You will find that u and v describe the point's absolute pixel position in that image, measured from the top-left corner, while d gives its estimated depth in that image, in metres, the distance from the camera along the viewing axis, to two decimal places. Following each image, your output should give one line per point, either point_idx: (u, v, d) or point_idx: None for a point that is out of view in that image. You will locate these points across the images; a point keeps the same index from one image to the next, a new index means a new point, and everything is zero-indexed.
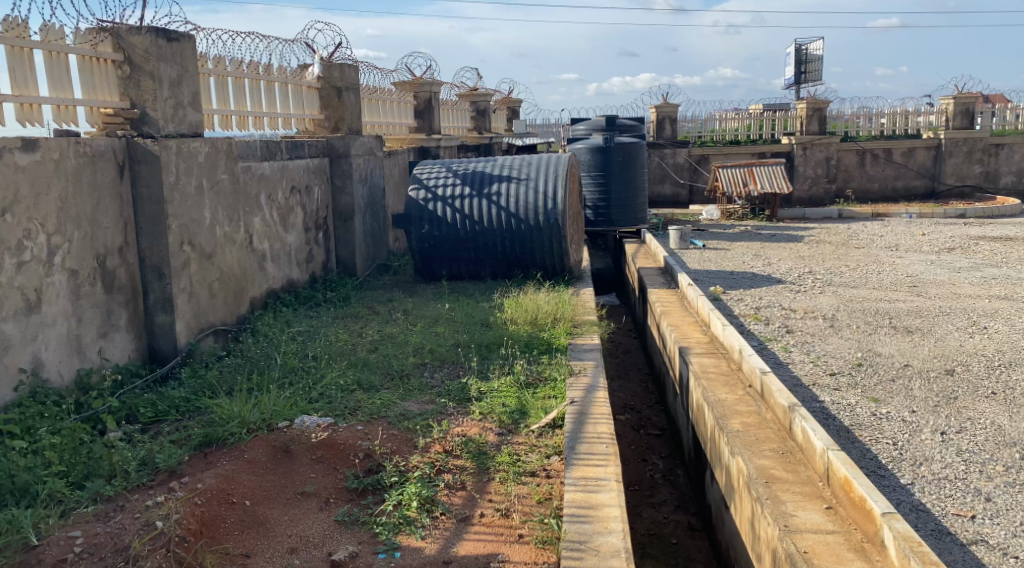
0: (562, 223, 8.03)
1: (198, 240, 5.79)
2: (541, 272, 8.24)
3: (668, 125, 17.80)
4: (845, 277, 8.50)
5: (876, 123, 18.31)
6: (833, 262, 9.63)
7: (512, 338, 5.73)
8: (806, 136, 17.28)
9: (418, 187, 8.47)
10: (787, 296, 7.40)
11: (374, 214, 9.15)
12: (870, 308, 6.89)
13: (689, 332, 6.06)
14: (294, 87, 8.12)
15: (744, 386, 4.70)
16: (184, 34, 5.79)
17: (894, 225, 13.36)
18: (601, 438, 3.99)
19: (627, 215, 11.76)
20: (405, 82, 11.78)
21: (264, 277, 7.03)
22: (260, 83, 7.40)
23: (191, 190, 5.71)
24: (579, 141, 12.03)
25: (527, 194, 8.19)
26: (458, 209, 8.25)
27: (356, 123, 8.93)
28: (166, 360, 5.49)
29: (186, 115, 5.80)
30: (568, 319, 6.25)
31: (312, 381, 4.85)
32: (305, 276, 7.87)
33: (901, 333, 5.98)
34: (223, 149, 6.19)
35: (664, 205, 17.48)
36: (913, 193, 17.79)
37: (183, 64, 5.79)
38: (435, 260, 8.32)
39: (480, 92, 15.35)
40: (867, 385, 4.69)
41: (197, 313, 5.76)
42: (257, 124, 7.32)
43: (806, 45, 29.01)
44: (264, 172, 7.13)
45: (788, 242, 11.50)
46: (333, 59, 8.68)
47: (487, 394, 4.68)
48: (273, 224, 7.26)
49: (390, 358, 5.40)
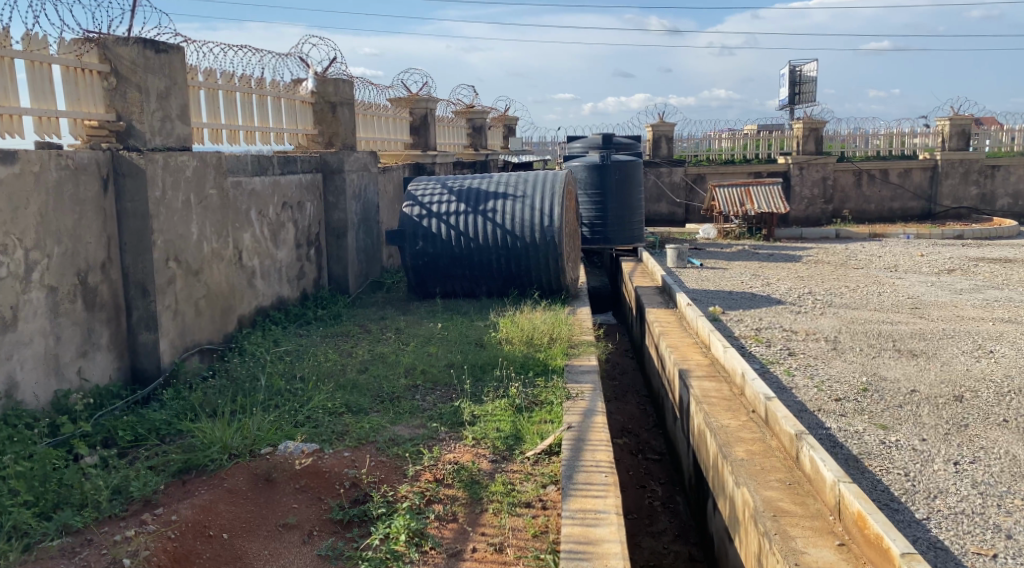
0: (559, 241, 7.89)
1: (184, 256, 5.62)
2: (537, 290, 8.09)
3: (664, 144, 17.72)
4: (845, 298, 8.37)
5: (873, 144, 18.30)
6: (833, 283, 9.50)
7: (507, 359, 5.56)
8: (802, 156, 17.24)
9: (412, 203, 8.33)
10: (787, 317, 7.26)
11: (368, 230, 9.00)
12: (873, 330, 6.75)
13: (689, 353, 5.91)
14: (287, 102, 7.98)
15: (747, 412, 4.54)
16: (173, 45, 5.65)
17: (892, 245, 13.25)
18: (599, 467, 3.82)
19: (625, 233, 11.63)
20: (401, 98, 11.68)
21: (253, 294, 6.86)
22: (253, 97, 7.26)
23: (178, 205, 5.55)
24: (576, 159, 11.92)
25: (523, 211, 8.05)
26: (452, 226, 8.11)
27: (350, 139, 8.79)
28: (149, 380, 5.31)
29: (174, 128, 5.65)
30: (565, 339, 6.10)
31: (299, 403, 4.68)
32: (295, 294, 7.70)
33: (906, 356, 5.83)
34: (212, 163, 6.03)
35: (660, 224, 17.38)
36: (909, 213, 17.73)
37: (172, 76, 5.66)
38: (429, 277, 8.16)
39: (477, 109, 15.30)
40: (874, 411, 4.53)
41: (182, 332, 5.58)
42: (248, 138, 7.17)
43: (800, 66, 29.11)
44: (255, 187, 6.98)
45: (786, 262, 11.38)
46: (327, 74, 8.57)
47: (480, 419, 4.51)
48: (263, 240, 7.10)
49: (381, 379, 5.23)
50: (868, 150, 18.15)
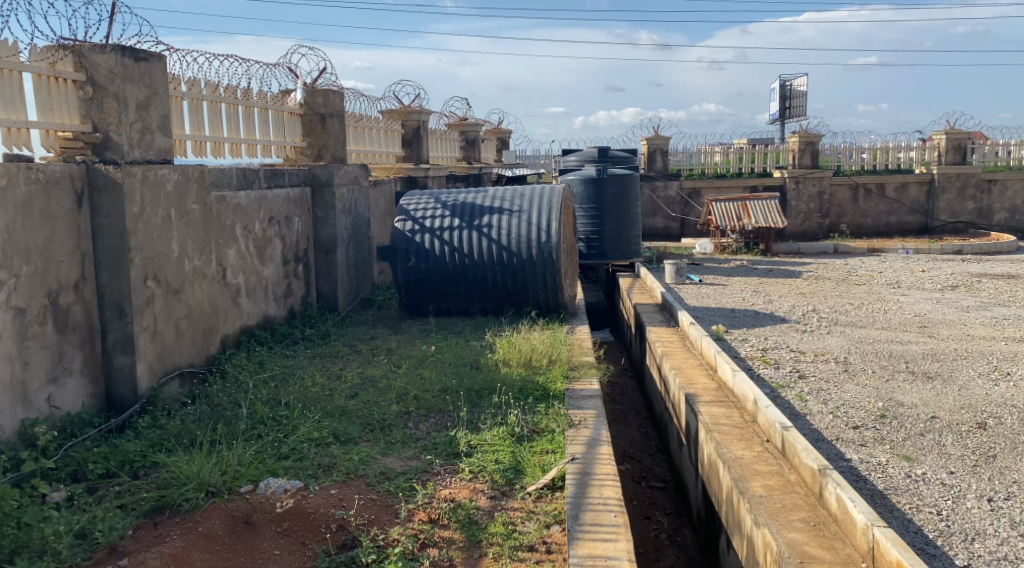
0: (556, 257, 7.65)
1: (164, 274, 5.33)
2: (533, 308, 7.82)
3: (660, 157, 17.53)
4: (851, 316, 8.14)
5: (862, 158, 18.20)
6: (836, 300, 9.27)
7: (505, 383, 5.29)
8: (798, 170, 17.05)
9: (404, 218, 8.06)
10: (793, 337, 7.01)
11: (358, 246, 8.72)
12: (883, 350, 6.50)
13: (695, 376, 5.64)
14: (276, 113, 7.72)
15: (761, 441, 4.27)
16: (154, 53, 5.38)
17: (891, 261, 13.07)
18: (607, 506, 3.55)
19: (621, 249, 11.39)
20: (392, 110, 11.45)
21: (237, 312, 6.59)
22: (239, 108, 7.00)
23: (158, 220, 5.26)
24: (571, 173, 11.69)
25: (519, 225, 7.79)
26: (446, 241, 7.84)
27: (340, 151, 8.53)
28: (125, 406, 5.00)
29: (154, 140, 5.37)
30: (564, 361, 5.83)
31: (283, 434, 4.39)
32: (282, 312, 7.42)
33: (921, 379, 5.58)
34: (194, 177, 5.75)
35: (655, 238, 17.16)
36: (906, 228, 17.58)
37: (153, 85, 5.38)
38: (422, 294, 7.88)
39: (470, 122, 15.11)
40: (895, 441, 4.27)
41: (161, 354, 5.28)
42: (234, 151, 6.90)
43: (790, 81, 29.03)
44: (240, 202, 6.71)
45: (786, 278, 11.15)
46: (317, 84, 8.31)
47: (477, 449, 4.23)
48: (248, 256, 6.83)
49: (372, 405, 4.96)
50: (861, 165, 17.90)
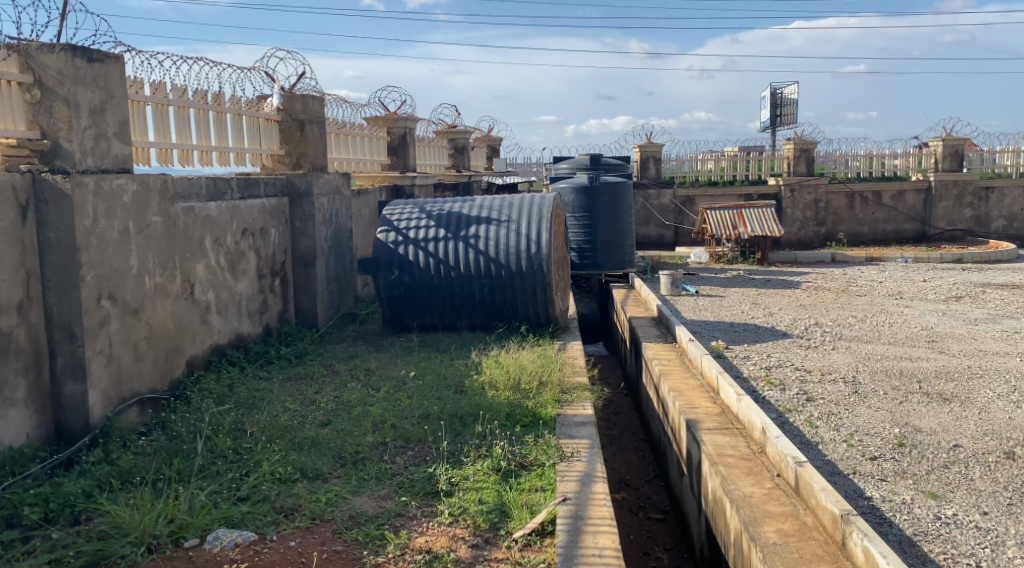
0: (547, 269, 7.26)
1: (122, 293, 4.91)
2: (523, 323, 7.42)
3: (653, 165, 17.29)
4: (855, 330, 7.76)
5: (852, 167, 17.58)
6: (838, 312, 8.91)
7: (492, 409, 4.89)
8: (793, 177, 16.74)
9: (387, 229, 7.66)
10: (796, 354, 6.63)
11: (340, 258, 8.31)
12: (893, 368, 6.13)
13: (695, 400, 5.25)
14: (250, 119, 7.31)
15: (771, 477, 3.89)
16: (110, 53, 4.98)
17: (891, 270, 12.73)
18: (603, 558, 3.17)
19: (615, 259, 11.03)
20: (377, 117, 11.06)
21: (206, 331, 6.19)
22: (209, 114, 6.60)
23: (114, 234, 4.85)
24: (562, 181, 11.31)
25: (508, 236, 7.40)
26: (431, 253, 7.44)
27: (320, 159, 8.12)
28: (76, 438, 4.58)
29: (110, 147, 4.97)
30: (556, 383, 5.43)
31: (244, 471, 3.99)
32: (257, 329, 7.01)
33: (938, 401, 5.20)
34: (156, 187, 5.34)
35: (649, 247, 16.80)
36: (903, 236, 17.28)
37: (109, 88, 4.98)
38: (405, 309, 7.49)
39: (458, 129, 14.77)
40: (918, 474, 3.88)
41: (118, 380, 4.86)
42: (204, 159, 6.50)
43: (781, 88, 28.79)
44: (209, 213, 6.30)
45: (784, 288, 10.79)
46: (295, 89, 7.91)
47: (459, 487, 3.83)
48: (218, 271, 6.43)
49: (346, 436, 4.56)
50: (849, 173, 17.45)
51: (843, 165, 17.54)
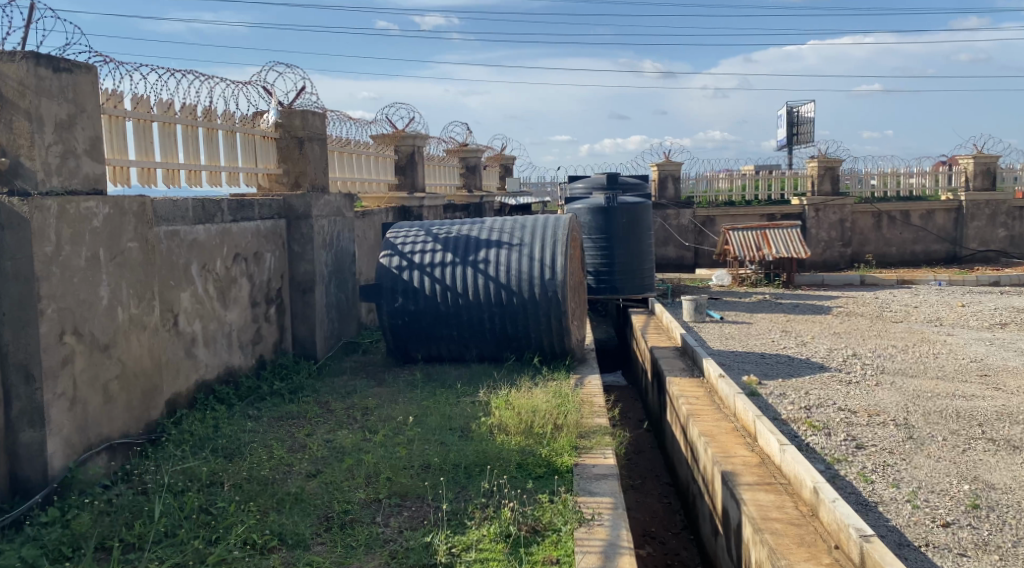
0: (562, 296, 6.72)
1: (89, 328, 4.41)
2: (535, 355, 6.87)
3: (671, 183, 16.36)
4: (898, 363, 7.14)
5: (867, 186, 16.91)
6: (875, 341, 8.29)
7: (500, 460, 4.35)
8: (817, 197, 16.13)
9: (390, 253, 7.14)
10: (837, 392, 6.02)
11: (341, 283, 7.81)
12: (948, 407, 5.53)
13: (730, 447, 4.68)
14: (246, 136, 6.84)
15: (828, 550, 3.31)
16: (80, 62, 4.52)
17: (925, 294, 12.08)
18: None
19: (634, 282, 10.46)
20: (385, 135, 10.60)
21: (190, 366, 5.70)
22: (199, 131, 6.13)
23: (81, 263, 4.35)
24: (578, 201, 10.79)
25: (520, 261, 6.86)
26: (438, 278, 6.92)
27: (321, 179, 7.64)
28: (32, 492, 4.06)
29: (80, 166, 4.49)
30: (572, 426, 4.87)
31: (213, 538, 3.45)
32: (249, 362, 6.51)
33: (1007, 449, 4.60)
34: (132, 210, 4.84)
35: (668, 269, 16.20)
36: (934, 257, 16.62)
37: (78, 101, 4.51)
38: (410, 339, 6.97)
39: (470, 148, 14.31)
40: (1003, 547, 3.30)
41: (83, 425, 4.35)
42: (192, 178, 6.03)
43: (798, 107, 28.19)
44: (196, 237, 5.82)
45: (814, 314, 10.18)
46: (294, 105, 7.44)
47: (461, 558, 3.29)
48: (206, 300, 5.94)
49: (335, 493, 4.02)
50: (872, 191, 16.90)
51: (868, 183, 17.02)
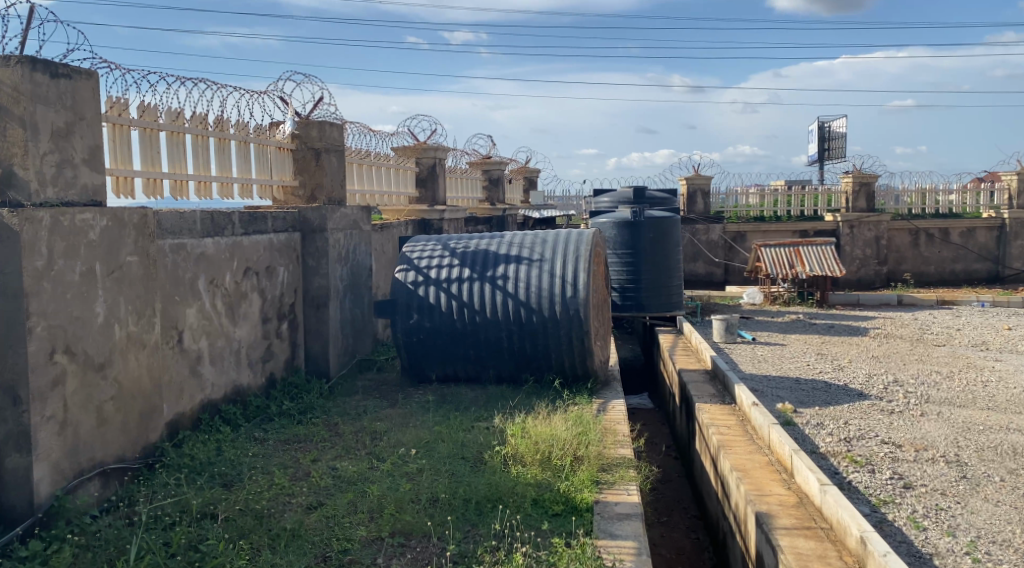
0: (585, 315, 6.39)
1: (83, 346, 4.17)
2: (556, 376, 6.55)
3: (701, 198, 16.06)
4: (943, 391, 6.71)
5: (903, 203, 16.47)
6: (918, 365, 7.87)
7: (514, 496, 4.06)
8: (852, 213, 15.65)
9: (406, 267, 6.87)
10: (879, 422, 5.62)
11: (357, 299, 7.55)
12: (1002, 442, 5.13)
13: (765, 484, 4.33)
14: (260, 147, 6.62)
15: None
16: (80, 68, 4.30)
17: (967, 316, 11.59)
18: None
19: (661, 300, 10.10)
20: (405, 147, 10.37)
21: (195, 385, 5.45)
22: (210, 140, 5.91)
23: (74, 278, 4.12)
24: (603, 215, 10.47)
25: (541, 277, 6.55)
26: (455, 295, 6.64)
27: (337, 191, 7.41)
28: (16, 521, 3.81)
29: (77, 176, 4.26)
30: (594, 459, 4.55)
31: None
32: (259, 380, 6.26)
33: None
34: (133, 222, 4.61)
35: (697, 286, 15.72)
36: (974, 277, 16.06)
37: (78, 108, 4.28)
38: (425, 358, 6.69)
39: (493, 160, 14.05)
40: None
41: (74, 450, 4.09)
42: (202, 190, 5.80)
43: (830, 122, 27.64)
44: (204, 251, 5.59)
45: (851, 335, 9.75)
46: (311, 115, 7.22)
47: None
48: (213, 316, 5.70)
49: (336, 529, 3.73)
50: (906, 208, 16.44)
51: (904, 201, 16.59)
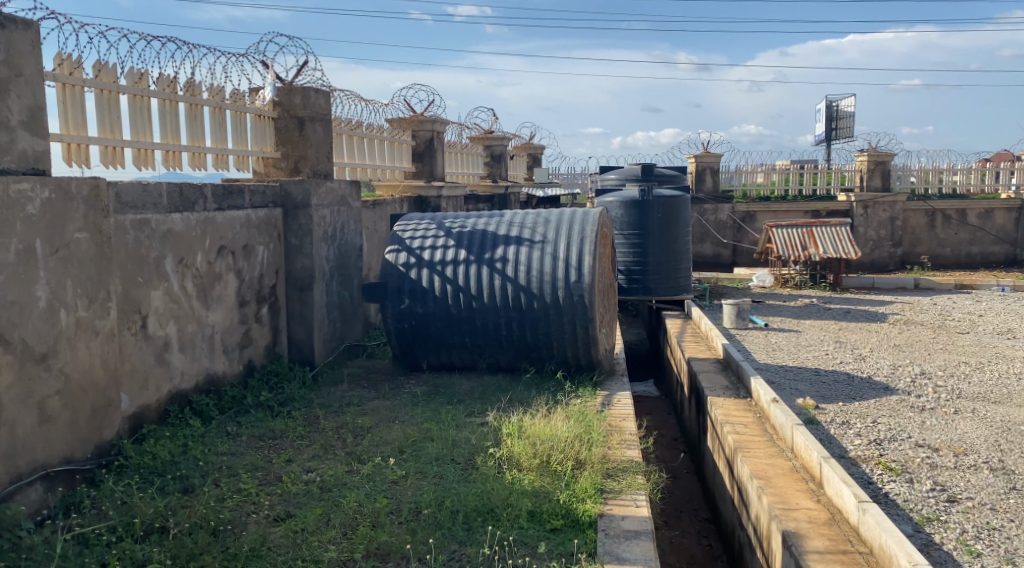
0: (589, 301, 5.88)
1: (21, 335, 3.68)
2: (557, 366, 6.07)
3: (710, 176, 15.51)
4: (975, 385, 6.21)
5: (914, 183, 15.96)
6: (944, 355, 7.36)
7: (507, 508, 3.59)
8: (867, 193, 15.07)
9: (397, 248, 6.37)
10: (910, 421, 5.14)
11: (345, 281, 7.05)
12: None
13: (790, 496, 3.85)
14: (238, 114, 6.09)
15: None
16: (16, 17, 3.78)
17: (989, 301, 11.07)
18: None
19: (669, 283, 9.60)
20: (402, 119, 9.83)
21: (162, 374, 4.97)
22: (180, 105, 5.38)
23: (9, 257, 3.62)
24: (609, 193, 9.96)
25: (542, 260, 6.03)
26: (449, 278, 6.13)
27: (323, 163, 6.88)
28: None
29: (13, 140, 3.74)
30: (598, 464, 4.06)
31: None
32: (236, 369, 5.78)
33: None
34: (82, 194, 4.09)
35: (704, 267, 15.22)
36: (991, 260, 15.51)
37: (14, 63, 3.76)
38: (417, 345, 6.21)
39: (495, 135, 13.49)
40: None
41: (10, 452, 3.61)
42: (171, 160, 5.29)
43: (837, 101, 26.97)
44: (171, 227, 5.09)
45: (869, 321, 9.25)
46: (295, 81, 6.67)
47: None
48: (182, 298, 5.21)
49: (302, 548, 3.26)
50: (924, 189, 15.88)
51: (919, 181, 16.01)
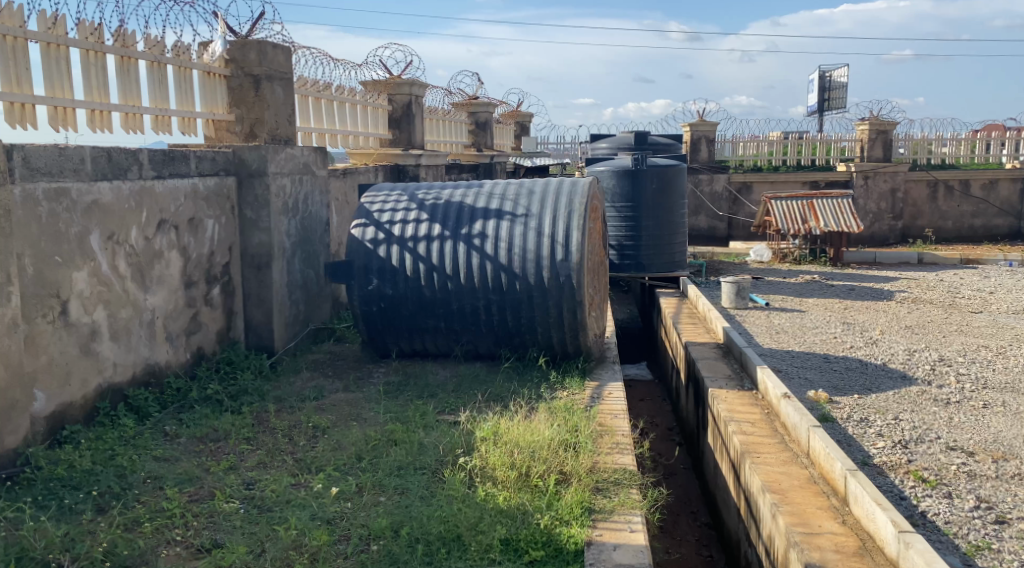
0: (578, 282, 5.27)
1: None
2: (542, 354, 5.48)
3: (704, 146, 14.85)
4: (1000, 373, 5.65)
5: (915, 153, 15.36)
6: (961, 339, 6.80)
7: (477, 535, 3.00)
8: (868, 163, 14.46)
9: (364, 222, 5.71)
10: (936, 418, 4.57)
11: (309, 258, 6.40)
12: None
13: (812, 516, 3.28)
14: (182, 70, 5.39)
15: None
16: None
17: (998, 277, 10.52)
18: None
19: (663, 259, 8.99)
20: (377, 82, 9.12)
21: (89, 367, 4.34)
22: (107, 57, 4.69)
23: None
24: (600, 163, 9.31)
25: (525, 236, 5.40)
26: (422, 257, 5.49)
27: (283, 127, 6.19)
28: None
29: None
30: (587, 477, 3.47)
31: None
32: (182, 357, 5.16)
33: None
34: None
35: (698, 241, 14.61)
36: (994, 233, 14.96)
37: None
38: (387, 331, 5.61)
39: (480, 100, 12.78)
40: None
41: None
42: (98, 120, 4.61)
43: (830, 72, 26.23)
44: (98, 198, 4.43)
45: (875, 300, 8.68)
46: (250, 34, 5.97)
47: None
48: (114, 280, 4.56)
49: None
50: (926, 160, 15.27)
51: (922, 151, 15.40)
